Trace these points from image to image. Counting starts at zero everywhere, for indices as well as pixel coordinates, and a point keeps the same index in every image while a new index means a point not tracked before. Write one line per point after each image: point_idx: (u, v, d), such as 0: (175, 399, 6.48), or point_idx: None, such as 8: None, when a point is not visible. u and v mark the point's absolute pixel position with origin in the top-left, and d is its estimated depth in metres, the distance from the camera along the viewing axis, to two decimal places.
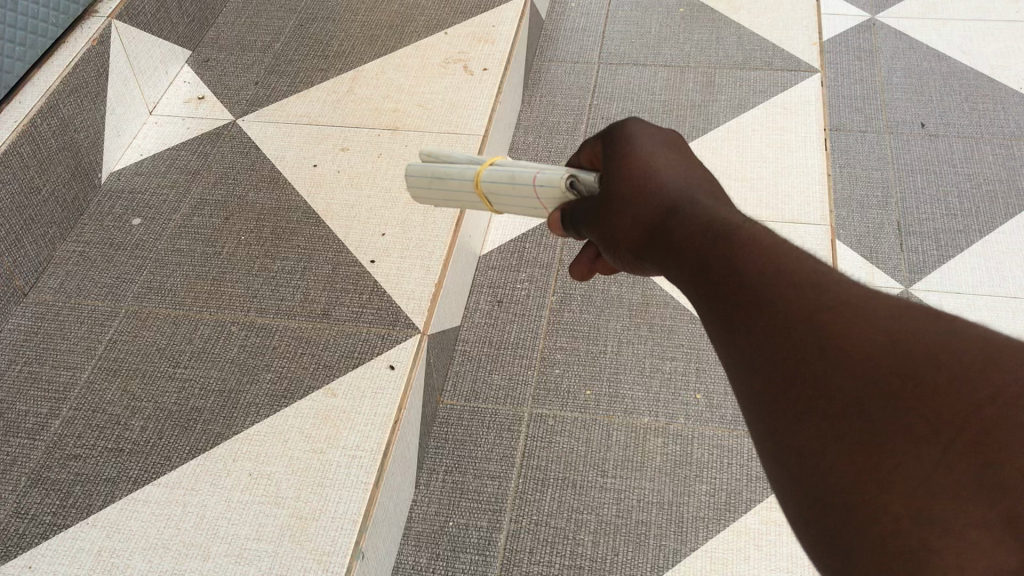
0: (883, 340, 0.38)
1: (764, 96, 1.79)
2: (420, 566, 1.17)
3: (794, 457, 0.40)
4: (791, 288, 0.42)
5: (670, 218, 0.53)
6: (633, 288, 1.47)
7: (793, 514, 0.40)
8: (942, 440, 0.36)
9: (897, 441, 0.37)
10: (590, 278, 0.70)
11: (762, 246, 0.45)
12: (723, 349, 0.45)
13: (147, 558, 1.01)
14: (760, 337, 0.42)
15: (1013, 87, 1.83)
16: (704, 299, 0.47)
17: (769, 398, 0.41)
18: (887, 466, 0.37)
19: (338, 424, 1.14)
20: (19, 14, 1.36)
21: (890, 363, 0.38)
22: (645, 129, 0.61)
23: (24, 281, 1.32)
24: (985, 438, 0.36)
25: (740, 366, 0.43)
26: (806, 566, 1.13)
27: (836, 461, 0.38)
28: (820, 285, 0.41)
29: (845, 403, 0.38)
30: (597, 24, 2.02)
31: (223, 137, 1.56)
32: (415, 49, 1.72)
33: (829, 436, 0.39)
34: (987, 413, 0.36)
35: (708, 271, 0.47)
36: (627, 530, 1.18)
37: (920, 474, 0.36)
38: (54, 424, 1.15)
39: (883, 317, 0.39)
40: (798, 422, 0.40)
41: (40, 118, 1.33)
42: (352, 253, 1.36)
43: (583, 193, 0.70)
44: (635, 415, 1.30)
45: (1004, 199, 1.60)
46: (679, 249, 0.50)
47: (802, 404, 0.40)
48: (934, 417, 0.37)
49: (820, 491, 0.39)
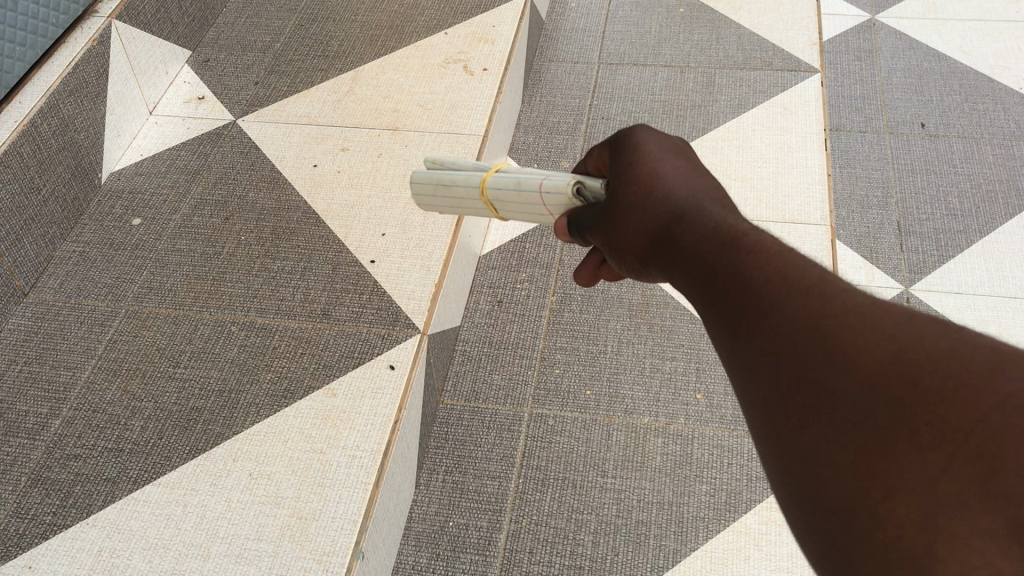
0: (890, 348, 0.38)
1: (764, 96, 1.79)
2: (420, 566, 1.17)
3: (798, 462, 0.40)
4: (797, 296, 0.42)
5: (675, 225, 0.53)
6: (633, 288, 1.47)
7: (796, 521, 0.40)
8: (947, 447, 0.36)
9: (902, 448, 0.36)
10: (595, 285, 0.70)
11: (769, 255, 0.45)
12: (728, 356, 0.45)
13: (147, 557, 1.01)
14: (765, 344, 0.42)
15: (1013, 87, 1.83)
16: (709, 306, 0.47)
17: (773, 404, 0.41)
18: (891, 471, 0.36)
19: (338, 424, 1.14)
20: (19, 14, 1.36)
21: (896, 372, 0.38)
22: (654, 137, 0.61)
23: (25, 281, 1.32)
24: (992, 445, 0.35)
25: (745, 373, 0.43)
26: (806, 566, 1.13)
27: (839, 467, 0.38)
28: (827, 292, 0.41)
29: (850, 409, 0.38)
30: (597, 24, 2.02)
31: (223, 137, 1.57)
32: (415, 49, 1.72)
33: (834, 443, 0.39)
34: (995, 420, 0.35)
35: (714, 277, 0.47)
36: (626, 530, 1.18)
37: (924, 481, 0.35)
38: (54, 424, 1.15)
39: (889, 326, 0.39)
40: (802, 427, 0.40)
41: (40, 118, 1.33)
42: (352, 253, 1.36)
43: (589, 200, 0.71)
44: (635, 415, 1.30)
45: (1004, 199, 1.60)
46: (686, 255, 0.50)
47: (806, 410, 0.40)
48: (939, 424, 0.36)
49: (823, 496, 0.38)
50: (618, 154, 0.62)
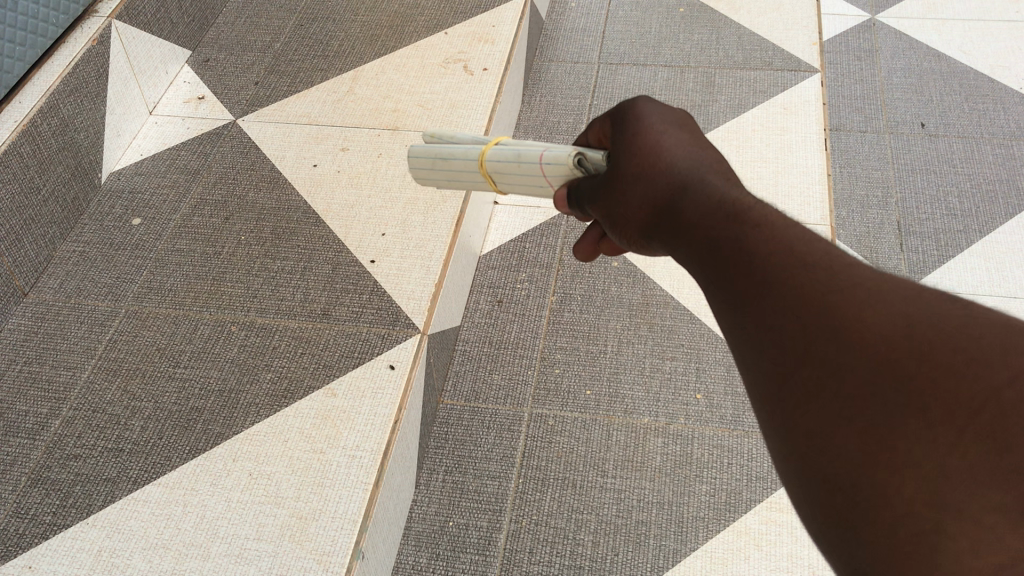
0: (899, 323, 0.37)
1: (763, 95, 1.79)
2: (420, 566, 1.17)
3: (803, 438, 0.39)
4: (799, 270, 0.42)
5: (678, 202, 0.52)
6: (633, 288, 1.47)
7: (802, 497, 0.39)
8: (956, 420, 0.35)
9: (910, 423, 0.36)
10: (594, 259, 0.70)
11: (772, 230, 0.45)
12: (732, 330, 0.45)
13: (148, 558, 1.01)
14: (770, 320, 0.42)
15: (1013, 87, 1.82)
16: (713, 283, 0.46)
17: (778, 379, 0.41)
18: (899, 446, 0.36)
19: (338, 424, 1.14)
20: (19, 14, 1.36)
21: (903, 347, 0.37)
22: (657, 110, 0.61)
23: (24, 281, 1.32)
24: (1003, 420, 0.34)
25: (749, 348, 0.43)
26: (805, 566, 1.13)
27: (844, 443, 0.37)
28: (833, 270, 0.41)
29: (856, 385, 0.37)
30: (597, 24, 2.02)
31: (223, 137, 1.57)
32: (416, 48, 1.72)
33: (839, 417, 0.38)
34: (1006, 396, 0.34)
35: (718, 253, 0.47)
36: (627, 530, 1.18)
37: (935, 457, 0.35)
38: (54, 424, 1.15)
39: (898, 301, 0.38)
40: (808, 403, 0.39)
41: (40, 119, 1.33)
42: (352, 253, 1.36)
43: (590, 171, 0.71)
44: (635, 415, 1.30)
45: (1004, 200, 1.59)
46: (691, 231, 0.50)
47: (811, 384, 0.39)
48: (947, 399, 0.35)
49: (827, 472, 0.38)
50: (621, 130, 0.62)
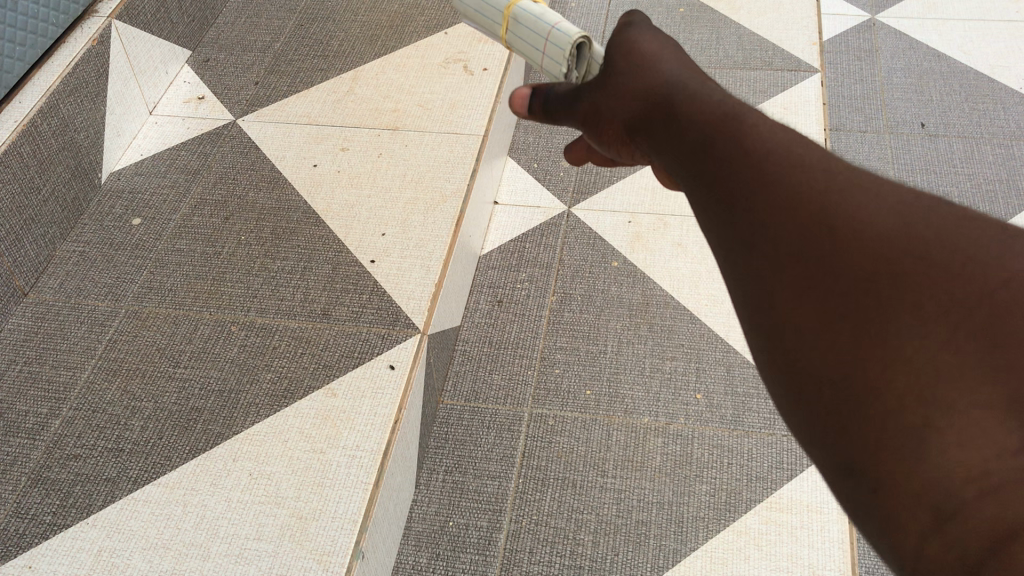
0: (896, 223, 0.36)
1: (763, 96, 1.79)
2: (420, 566, 1.17)
3: (789, 332, 0.37)
4: (794, 171, 0.40)
5: (660, 108, 0.50)
6: (633, 288, 1.47)
7: (783, 395, 0.37)
8: (952, 317, 0.33)
9: (905, 316, 0.34)
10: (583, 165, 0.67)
11: (764, 130, 0.43)
12: (714, 226, 0.42)
13: (147, 557, 1.01)
14: (758, 215, 0.40)
15: (1013, 87, 1.82)
16: (696, 182, 0.44)
17: (765, 273, 0.38)
18: (890, 340, 0.34)
19: (338, 424, 1.14)
20: (19, 14, 1.35)
21: (900, 252, 0.35)
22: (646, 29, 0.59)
23: (24, 281, 1.32)
24: (994, 323, 0.33)
25: (734, 244, 0.40)
26: (805, 566, 1.13)
27: (833, 336, 0.35)
28: (827, 170, 0.39)
29: (850, 278, 0.35)
30: (597, 24, 2.02)
31: (223, 137, 1.57)
32: (416, 48, 1.72)
33: (829, 308, 0.36)
34: (999, 300, 0.34)
35: (702, 152, 0.44)
36: (627, 530, 1.18)
37: (928, 350, 0.33)
38: (54, 424, 1.15)
39: (897, 201, 0.37)
40: (798, 295, 0.37)
41: (40, 119, 1.33)
42: (352, 252, 1.36)
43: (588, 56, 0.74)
44: (635, 415, 1.30)
45: (1004, 200, 1.59)
46: (675, 133, 0.47)
47: (801, 275, 0.37)
48: (943, 297, 0.34)
49: (815, 367, 0.35)
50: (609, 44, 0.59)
